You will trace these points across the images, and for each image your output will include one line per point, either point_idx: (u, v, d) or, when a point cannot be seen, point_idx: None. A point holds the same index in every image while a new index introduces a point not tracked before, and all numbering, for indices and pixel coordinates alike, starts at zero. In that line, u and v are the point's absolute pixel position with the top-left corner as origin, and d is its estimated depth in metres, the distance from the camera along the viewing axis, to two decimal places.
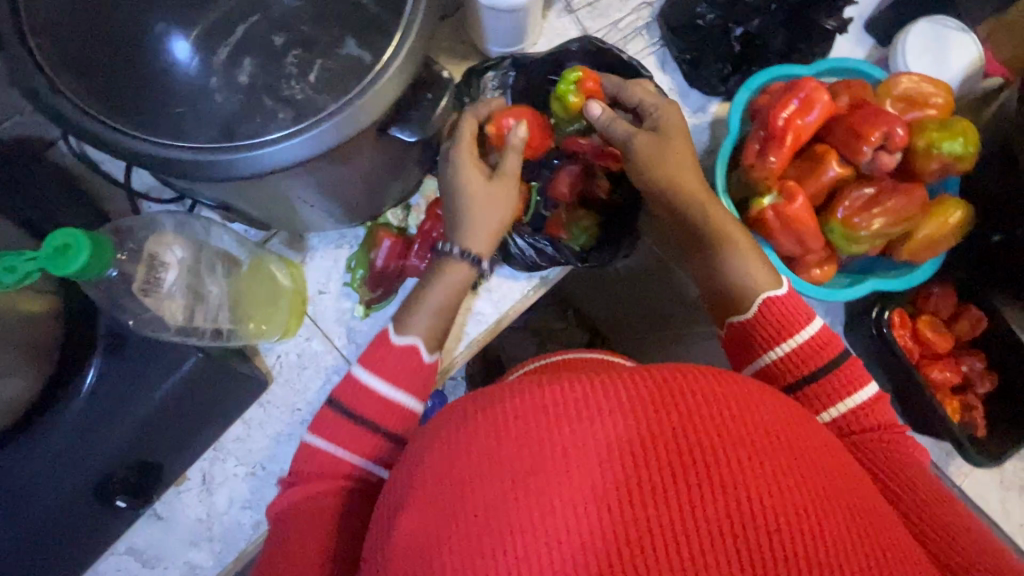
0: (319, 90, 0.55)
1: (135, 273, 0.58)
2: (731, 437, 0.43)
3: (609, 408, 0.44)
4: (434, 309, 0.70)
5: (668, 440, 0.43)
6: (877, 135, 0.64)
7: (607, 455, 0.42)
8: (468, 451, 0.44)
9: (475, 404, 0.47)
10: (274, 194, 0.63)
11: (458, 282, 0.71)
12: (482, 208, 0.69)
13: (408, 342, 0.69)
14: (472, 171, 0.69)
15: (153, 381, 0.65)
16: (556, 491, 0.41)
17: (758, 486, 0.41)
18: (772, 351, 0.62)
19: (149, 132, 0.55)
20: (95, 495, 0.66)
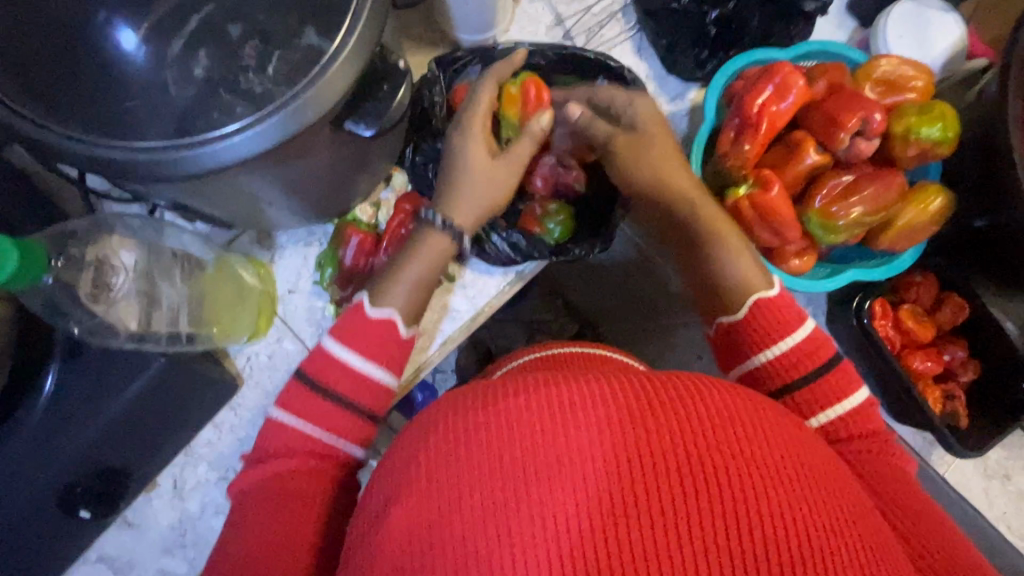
0: (277, 82, 0.53)
1: (79, 279, 0.59)
2: (720, 443, 0.42)
3: (591, 415, 0.42)
4: (413, 280, 0.68)
5: (653, 448, 0.41)
6: (854, 121, 0.62)
7: (593, 464, 0.40)
8: (432, 462, 0.43)
9: (443, 415, 0.46)
10: (232, 192, 0.60)
11: (436, 253, 0.69)
12: (479, 187, 0.69)
13: (385, 314, 0.66)
14: (480, 147, 0.69)
15: (115, 387, 0.63)
16: (530, 502, 0.40)
17: (749, 493, 0.40)
18: (764, 352, 0.59)
19: (92, 132, 0.52)
20: (58, 504, 0.64)
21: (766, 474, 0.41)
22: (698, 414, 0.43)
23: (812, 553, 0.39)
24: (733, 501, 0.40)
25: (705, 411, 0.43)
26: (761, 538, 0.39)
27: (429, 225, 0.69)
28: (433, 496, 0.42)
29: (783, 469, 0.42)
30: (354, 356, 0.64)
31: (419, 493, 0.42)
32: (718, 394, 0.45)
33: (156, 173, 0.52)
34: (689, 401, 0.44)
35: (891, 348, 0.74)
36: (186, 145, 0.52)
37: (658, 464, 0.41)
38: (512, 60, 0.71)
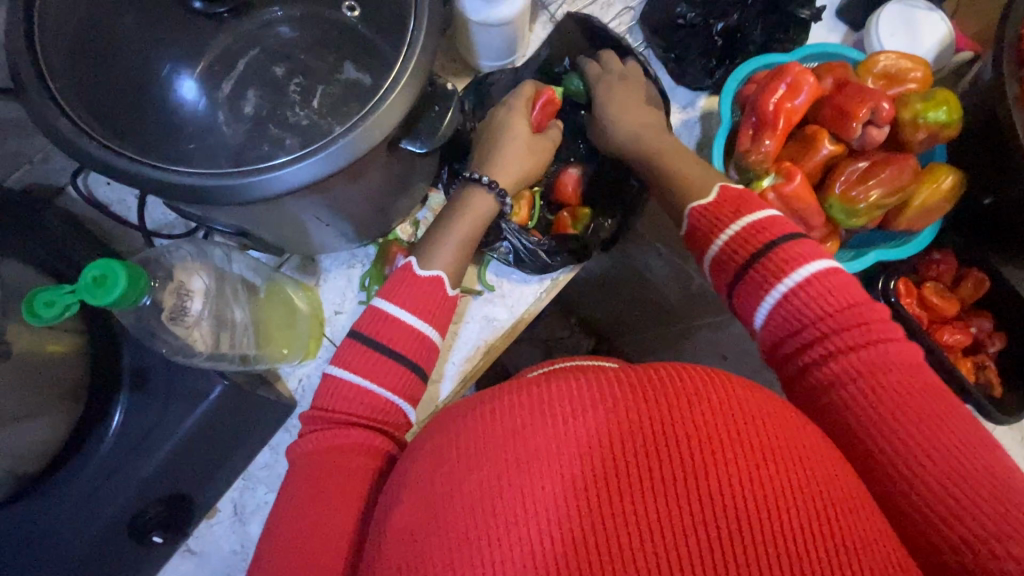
0: (322, 114, 0.59)
1: (165, 301, 0.60)
2: (686, 421, 0.44)
3: (581, 403, 0.46)
4: (454, 243, 0.72)
5: (629, 433, 0.44)
6: (864, 111, 0.66)
7: (578, 452, 0.44)
8: (505, 453, 0.44)
9: (494, 405, 0.48)
10: (287, 217, 0.64)
11: (482, 212, 0.73)
12: (523, 155, 0.75)
13: (432, 274, 0.70)
14: (519, 120, 0.76)
15: (185, 408, 0.66)
16: (536, 486, 0.43)
17: (713, 468, 0.43)
18: (721, 237, 0.65)
19: (169, 163, 0.55)
20: (130, 532, 0.65)
21: (731, 449, 0.43)
22: (668, 398, 0.46)
23: (782, 526, 0.41)
24: (695, 475, 0.43)
25: (684, 398, 0.46)
26: (721, 508, 0.42)
27: (472, 183, 0.74)
28: (519, 483, 0.43)
29: (751, 442, 0.44)
30: (408, 314, 0.67)
31: (507, 486, 0.43)
32: (692, 375, 0.48)
33: (229, 197, 0.55)
34: (666, 385, 0.47)
35: (919, 323, 0.77)
36: (261, 171, 0.55)
37: (630, 447, 0.44)
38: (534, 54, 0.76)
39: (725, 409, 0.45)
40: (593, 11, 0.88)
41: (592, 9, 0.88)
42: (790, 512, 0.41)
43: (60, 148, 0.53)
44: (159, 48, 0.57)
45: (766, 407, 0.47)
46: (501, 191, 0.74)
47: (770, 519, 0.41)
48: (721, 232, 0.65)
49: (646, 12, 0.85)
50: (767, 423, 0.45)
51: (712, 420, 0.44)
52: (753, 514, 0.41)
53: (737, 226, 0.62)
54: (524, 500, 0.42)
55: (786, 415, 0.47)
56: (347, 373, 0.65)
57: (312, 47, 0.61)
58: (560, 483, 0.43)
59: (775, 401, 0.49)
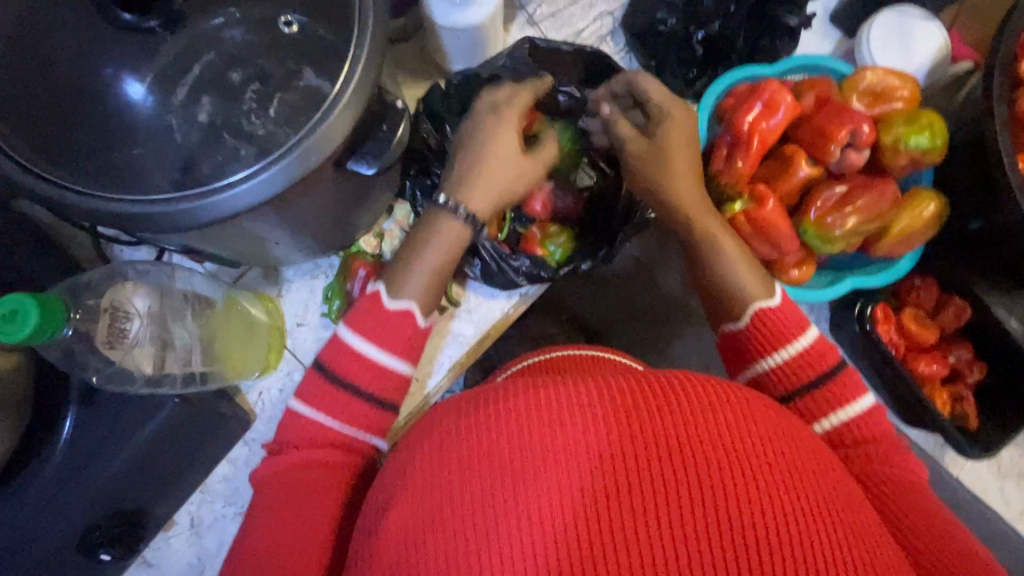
0: (280, 123, 0.54)
1: (96, 327, 0.59)
2: (704, 436, 0.42)
3: (590, 415, 0.43)
4: (429, 269, 0.67)
5: (649, 441, 0.42)
6: (843, 134, 0.63)
7: (580, 466, 0.41)
8: (457, 483, 0.42)
9: (476, 411, 0.45)
10: (237, 234, 0.61)
11: (453, 238, 0.68)
12: (529, 160, 0.69)
13: (403, 306, 0.65)
14: (511, 130, 0.68)
15: (135, 426, 0.65)
16: (531, 502, 0.41)
17: (728, 488, 0.41)
18: (743, 321, 0.62)
19: (101, 187, 0.53)
20: (78, 550, 0.65)
21: (748, 470, 0.41)
22: (683, 411, 0.44)
23: (803, 546, 0.39)
24: (713, 493, 0.40)
25: (697, 409, 0.44)
26: (737, 528, 0.39)
27: (444, 212, 0.68)
28: (461, 531, 0.41)
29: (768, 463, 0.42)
30: (369, 344, 0.63)
31: (477, 505, 0.41)
32: (711, 390, 0.46)
33: (164, 225, 0.53)
34: (681, 395, 0.45)
35: (895, 352, 0.75)
36: (192, 198, 0.52)
37: (643, 461, 0.42)
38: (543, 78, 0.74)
39: (742, 426, 0.43)
40: (573, 13, 0.84)
41: (573, 10, 0.84)
42: (805, 540, 0.39)
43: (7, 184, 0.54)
44: (95, 51, 0.52)
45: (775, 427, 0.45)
46: (472, 213, 0.67)
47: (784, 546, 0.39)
48: (790, 345, 0.59)
49: (626, 16, 0.81)
50: (778, 444, 0.43)
51: (730, 438, 0.43)
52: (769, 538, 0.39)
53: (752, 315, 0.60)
54: (491, 522, 0.41)
55: (792, 432, 0.45)
56: (308, 408, 0.62)
57: (272, 49, 0.54)
58: (557, 501, 0.40)
59: (779, 413, 0.47)
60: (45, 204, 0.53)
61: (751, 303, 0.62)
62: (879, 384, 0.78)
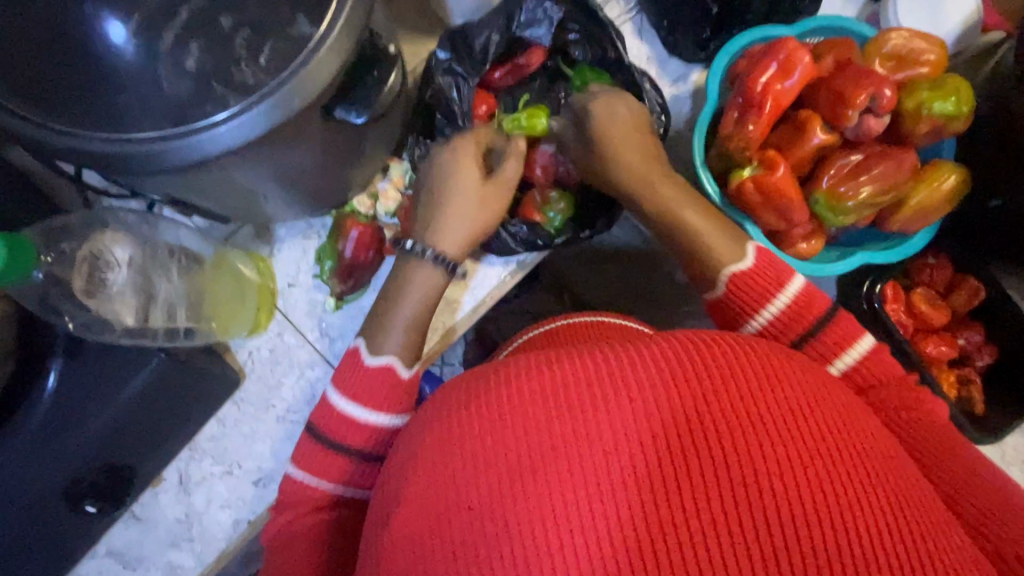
0: (271, 72, 0.50)
1: (75, 276, 0.61)
2: (757, 405, 0.39)
3: (633, 385, 0.40)
4: (405, 323, 0.66)
5: (704, 414, 0.39)
6: (862, 98, 0.59)
7: (626, 438, 0.39)
8: (467, 446, 0.41)
9: (501, 378, 0.43)
10: (226, 185, 0.58)
11: (430, 290, 0.68)
12: (474, 208, 0.69)
13: (383, 362, 0.64)
14: (468, 172, 0.70)
15: (118, 380, 0.63)
16: (566, 471, 0.38)
17: (788, 463, 0.37)
18: (768, 308, 0.57)
19: (81, 127, 0.50)
20: (65, 499, 0.65)
21: (808, 443, 0.38)
22: (734, 378, 0.40)
23: (884, 531, 0.35)
24: (769, 467, 0.37)
25: (753, 377, 0.40)
26: (796, 505, 0.36)
27: (416, 259, 0.68)
28: (461, 493, 0.40)
29: (828, 436, 0.38)
30: (363, 410, 0.62)
31: (504, 480, 0.39)
32: (768, 358, 0.42)
33: (146, 166, 0.50)
34: (735, 362, 0.41)
35: (903, 332, 0.72)
36: (172, 137, 0.49)
37: (692, 431, 0.39)
38: (494, 123, 0.75)
39: (799, 396, 0.40)
40: None
41: None
42: (870, 518, 0.36)
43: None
44: None
45: (834, 400, 0.41)
46: (440, 254, 0.68)
47: (849, 525, 0.36)
48: (767, 307, 0.57)
49: None
50: (837, 418, 0.40)
51: (788, 409, 0.39)
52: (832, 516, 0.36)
53: (785, 301, 0.56)
54: (509, 493, 0.39)
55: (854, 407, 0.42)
56: (303, 475, 0.63)
57: None
58: (600, 477, 0.38)
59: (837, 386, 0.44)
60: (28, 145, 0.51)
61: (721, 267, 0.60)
62: None
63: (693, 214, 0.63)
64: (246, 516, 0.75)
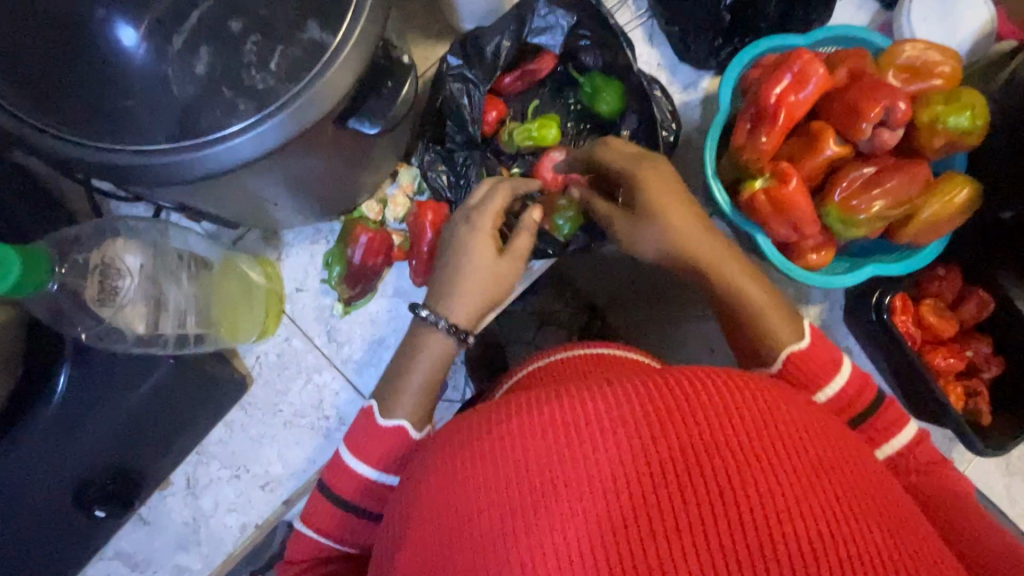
0: (282, 78, 0.50)
1: (86, 286, 0.57)
2: (757, 454, 0.35)
3: (606, 429, 0.36)
4: (419, 389, 0.61)
5: (681, 466, 0.35)
6: (877, 111, 0.59)
7: (597, 487, 0.35)
8: (450, 486, 0.38)
9: (489, 414, 0.40)
10: (237, 192, 0.58)
11: (442, 355, 0.62)
12: (488, 281, 0.63)
13: (396, 424, 0.59)
14: (484, 247, 0.63)
15: (129, 384, 0.63)
16: (546, 524, 0.34)
17: (789, 520, 0.33)
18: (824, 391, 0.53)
19: (92, 136, 0.49)
20: (74, 502, 0.65)
21: (813, 500, 0.34)
22: (734, 422, 0.36)
23: None
24: (768, 525, 0.33)
25: (741, 425, 0.36)
26: (797, 572, 0.32)
27: (427, 325, 0.63)
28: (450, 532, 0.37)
29: (835, 491, 0.34)
30: (369, 468, 0.58)
31: (482, 523, 0.36)
32: (771, 401, 0.38)
33: (161, 178, 0.50)
34: (720, 406, 0.37)
35: (912, 344, 0.72)
36: (189, 149, 0.49)
37: (683, 480, 0.35)
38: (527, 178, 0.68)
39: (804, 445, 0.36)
40: None
41: None
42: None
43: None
44: None
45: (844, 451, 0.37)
46: (453, 326, 0.62)
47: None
48: (826, 388, 0.53)
49: None
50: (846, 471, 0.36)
51: (791, 458, 0.35)
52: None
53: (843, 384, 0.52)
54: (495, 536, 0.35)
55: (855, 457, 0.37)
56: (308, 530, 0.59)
57: None
58: (566, 530, 0.34)
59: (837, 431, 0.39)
60: (38, 153, 0.51)
61: (778, 348, 0.55)
62: (891, 374, 0.76)
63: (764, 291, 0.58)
64: (253, 520, 0.76)
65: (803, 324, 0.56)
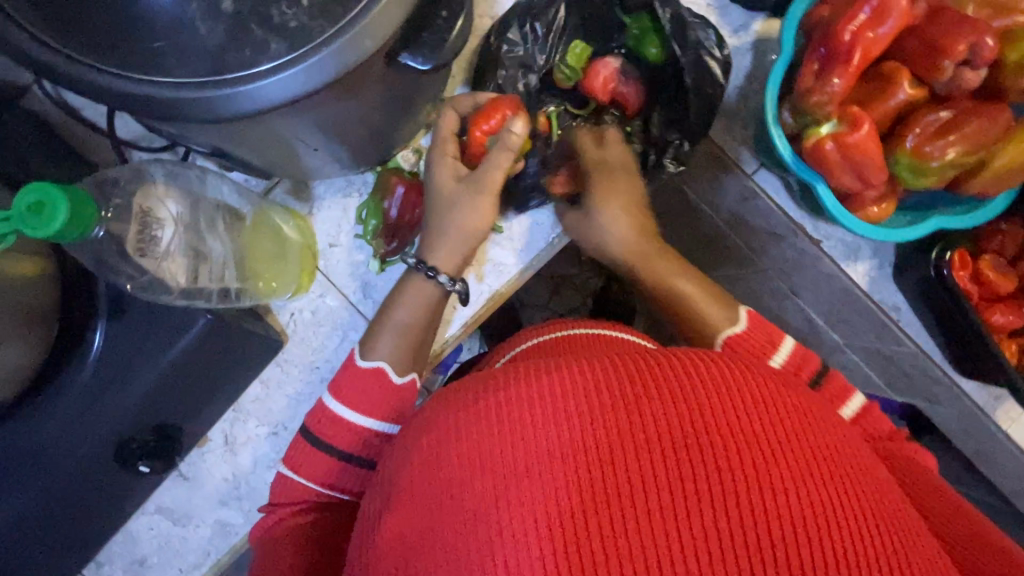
0: (316, 15, 0.45)
1: (127, 231, 0.54)
2: (725, 420, 0.40)
3: (572, 396, 0.40)
4: (398, 326, 0.66)
5: (633, 426, 0.39)
6: (962, 48, 0.55)
7: (570, 446, 0.39)
8: (485, 446, 0.40)
9: (512, 377, 0.43)
10: (274, 138, 0.55)
11: (422, 300, 0.67)
12: (447, 211, 0.66)
13: (374, 364, 0.64)
14: (446, 171, 0.67)
15: (162, 342, 0.61)
16: (534, 480, 0.38)
17: (730, 473, 0.38)
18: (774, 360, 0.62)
19: (119, 65, 0.45)
20: (116, 459, 0.64)
21: (751, 455, 0.38)
22: (688, 390, 0.41)
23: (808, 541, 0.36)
24: (727, 476, 0.38)
25: (686, 388, 0.41)
26: (733, 516, 0.37)
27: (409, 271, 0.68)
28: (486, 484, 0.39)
29: (794, 451, 0.39)
30: (369, 421, 0.63)
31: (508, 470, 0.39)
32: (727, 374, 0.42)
33: (196, 115, 0.46)
34: (669, 374, 0.42)
35: (968, 300, 0.70)
36: (226, 83, 0.45)
37: (647, 437, 0.39)
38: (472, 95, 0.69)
39: (770, 412, 0.40)
40: None
41: None
42: (818, 530, 0.36)
43: (18, 61, 0.47)
44: None
45: (805, 414, 0.41)
46: (432, 269, 0.67)
47: (797, 531, 0.36)
48: (777, 356, 0.62)
49: None
50: (794, 433, 0.40)
51: (734, 426, 0.39)
52: (787, 527, 0.36)
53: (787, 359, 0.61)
54: (514, 485, 0.38)
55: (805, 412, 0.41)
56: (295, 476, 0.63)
57: None
58: (550, 488, 0.38)
59: (785, 385, 0.43)
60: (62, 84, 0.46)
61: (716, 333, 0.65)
62: (941, 332, 0.74)
63: (689, 283, 0.68)
64: None
65: (740, 309, 0.65)
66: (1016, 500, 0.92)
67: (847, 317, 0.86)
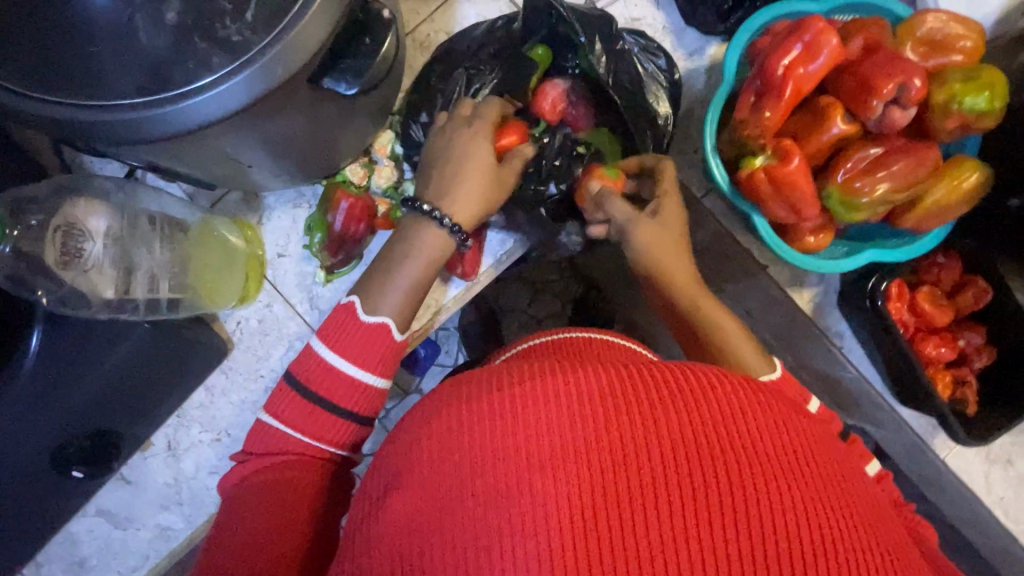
0: (257, 29, 0.46)
1: (49, 248, 0.58)
2: (737, 439, 0.37)
3: (552, 411, 0.37)
4: (406, 285, 0.63)
5: (623, 446, 0.36)
6: (889, 88, 0.55)
7: (550, 466, 0.35)
8: (440, 468, 0.37)
9: (440, 403, 0.41)
10: (213, 155, 0.55)
11: (435, 250, 0.63)
12: (475, 182, 0.63)
13: (377, 320, 0.61)
14: (480, 147, 0.64)
15: (100, 351, 0.64)
16: (506, 503, 0.35)
17: (728, 500, 0.34)
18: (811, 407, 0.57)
19: (38, 89, 0.46)
20: (52, 464, 0.66)
21: (751, 478, 0.35)
22: (683, 408, 0.38)
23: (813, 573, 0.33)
24: (726, 505, 0.34)
25: (680, 406, 0.38)
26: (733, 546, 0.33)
27: (425, 219, 0.63)
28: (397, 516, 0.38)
29: (801, 477, 0.36)
30: (369, 374, 0.60)
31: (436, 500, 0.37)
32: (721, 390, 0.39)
33: (123, 138, 0.46)
34: (660, 389, 0.39)
35: (903, 330, 0.71)
36: (150, 106, 0.45)
37: (640, 458, 0.36)
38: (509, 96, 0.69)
39: (788, 433, 0.37)
40: None
41: None
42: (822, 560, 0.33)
43: None
44: None
45: (804, 433, 0.38)
46: (455, 226, 0.63)
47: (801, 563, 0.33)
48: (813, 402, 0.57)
49: None
50: (792, 454, 0.37)
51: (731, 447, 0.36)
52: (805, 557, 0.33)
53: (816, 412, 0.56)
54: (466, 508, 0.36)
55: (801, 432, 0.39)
56: (279, 423, 0.59)
57: None
58: (526, 512, 0.34)
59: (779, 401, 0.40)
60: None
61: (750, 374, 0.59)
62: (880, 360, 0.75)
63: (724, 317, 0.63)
64: None
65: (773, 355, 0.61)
66: (959, 525, 0.92)
67: (798, 341, 0.87)
